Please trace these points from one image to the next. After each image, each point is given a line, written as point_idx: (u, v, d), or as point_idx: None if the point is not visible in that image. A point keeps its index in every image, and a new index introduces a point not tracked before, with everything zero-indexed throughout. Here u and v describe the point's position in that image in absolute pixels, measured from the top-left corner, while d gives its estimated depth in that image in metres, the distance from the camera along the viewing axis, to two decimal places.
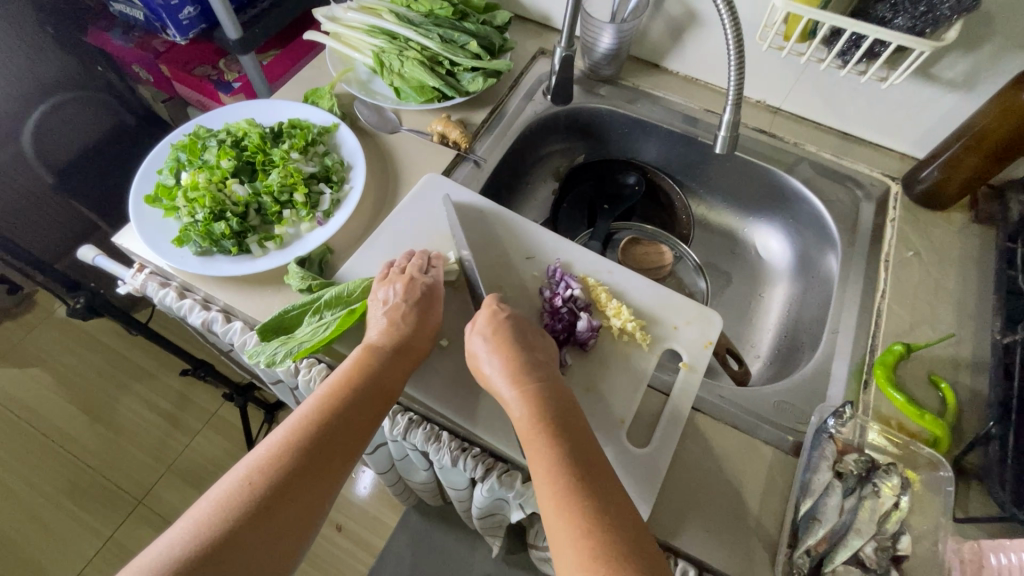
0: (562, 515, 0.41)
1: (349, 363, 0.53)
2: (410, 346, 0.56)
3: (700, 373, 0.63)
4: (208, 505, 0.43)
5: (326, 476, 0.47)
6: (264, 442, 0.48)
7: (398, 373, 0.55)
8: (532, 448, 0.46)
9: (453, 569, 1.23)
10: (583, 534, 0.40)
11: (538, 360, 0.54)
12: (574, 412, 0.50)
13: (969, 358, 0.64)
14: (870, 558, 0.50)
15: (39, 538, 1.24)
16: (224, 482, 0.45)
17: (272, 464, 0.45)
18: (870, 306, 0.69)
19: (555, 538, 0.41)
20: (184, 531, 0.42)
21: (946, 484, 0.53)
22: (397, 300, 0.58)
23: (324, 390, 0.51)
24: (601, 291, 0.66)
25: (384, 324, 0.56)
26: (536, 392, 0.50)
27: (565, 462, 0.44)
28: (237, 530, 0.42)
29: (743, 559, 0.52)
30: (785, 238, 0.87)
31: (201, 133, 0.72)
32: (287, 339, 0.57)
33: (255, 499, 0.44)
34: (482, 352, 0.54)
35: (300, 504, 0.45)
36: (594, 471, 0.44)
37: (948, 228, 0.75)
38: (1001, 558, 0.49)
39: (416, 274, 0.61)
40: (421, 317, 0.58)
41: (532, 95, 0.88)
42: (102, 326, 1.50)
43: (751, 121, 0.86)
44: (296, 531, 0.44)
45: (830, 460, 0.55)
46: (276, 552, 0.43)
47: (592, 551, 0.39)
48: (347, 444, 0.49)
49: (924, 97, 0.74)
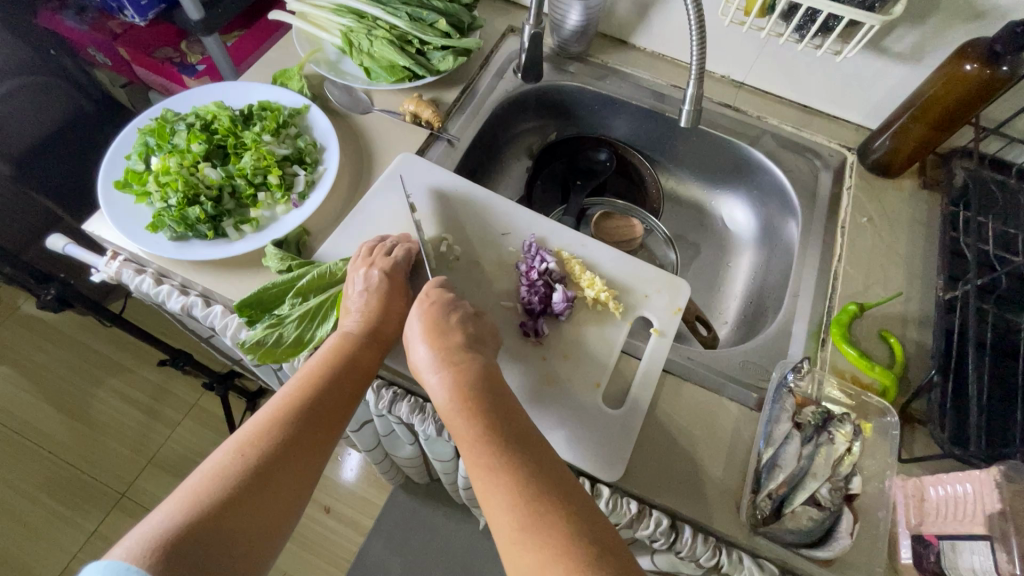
0: (495, 485, 0.43)
1: (326, 349, 0.55)
2: (386, 331, 0.58)
3: (670, 338, 0.66)
4: (202, 479, 0.44)
5: (314, 448, 0.49)
6: (249, 423, 0.49)
7: (374, 357, 0.57)
8: (455, 429, 0.48)
9: (442, 541, 1.27)
10: (511, 506, 0.42)
11: (461, 342, 0.54)
12: (503, 389, 0.51)
13: (915, 314, 0.69)
14: (824, 498, 0.54)
15: (19, 536, 1.23)
16: (214, 458, 0.46)
17: (261, 440, 0.47)
18: (827, 271, 0.73)
19: (491, 512, 0.43)
20: (177, 504, 0.42)
21: (892, 429, 0.58)
22: (374, 281, 0.60)
23: (302, 373, 0.53)
24: (575, 264, 0.68)
25: (360, 309, 0.58)
26: (458, 374, 0.51)
27: (490, 436, 0.46)
28: (232, 500, 0.43)
29: (712, 505, 0.57)
30: (749, 209, 0.91)
31: (167, 116, 0.71)
32: (272, 323, 0.58)
33: (245, 473, 0.45)
34: (413, 340, 0.55)
35: (291, 476, 0.47)
36: (529, 445, 0.47)
37: (898, 194, 0.79)
38: (939, 490, 0.54)
39: (377, 260, 0.62)
40: (394, 301, 0.60)
41: (502, 74, 0.88)
42: (70, 320, 1.47)
43: (715, 95, 0.89)
44: (287, 504, 0.46)
45: (789, 412, 0.58)
46: (272, 520, 0.44)
47: (518, 521, 0.41)
48: (329, 420, 0.51)
49: (877, 69, 0.78)
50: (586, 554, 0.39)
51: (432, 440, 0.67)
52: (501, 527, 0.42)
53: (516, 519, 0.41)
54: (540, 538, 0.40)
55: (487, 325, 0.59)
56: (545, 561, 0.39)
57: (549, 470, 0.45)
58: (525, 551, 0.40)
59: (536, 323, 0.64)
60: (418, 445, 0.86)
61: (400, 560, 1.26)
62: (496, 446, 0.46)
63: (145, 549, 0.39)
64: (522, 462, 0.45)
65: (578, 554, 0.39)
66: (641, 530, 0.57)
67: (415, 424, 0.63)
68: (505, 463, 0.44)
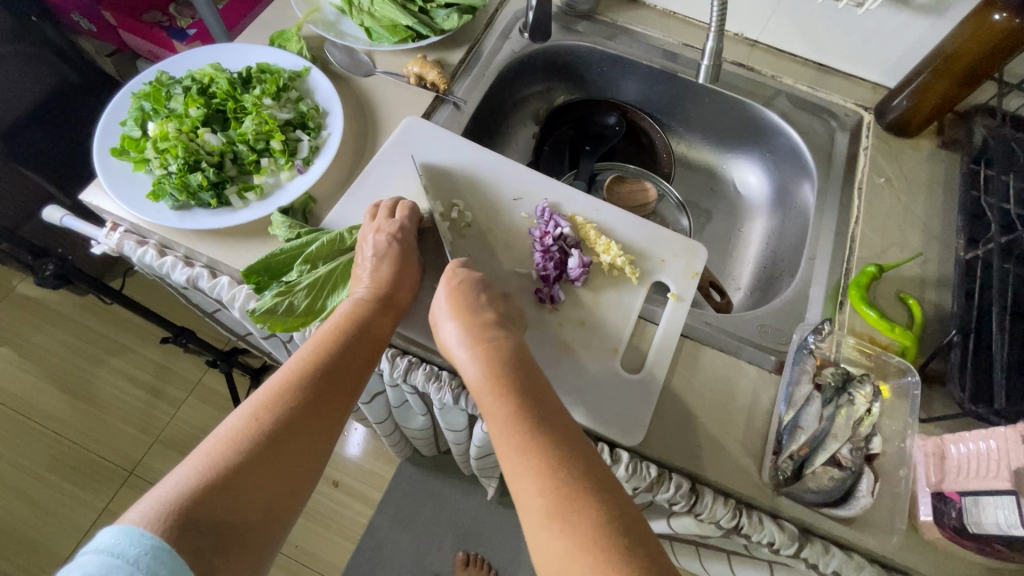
0: (520, 469, 0.42)
1: (338, 315, 0.54)
2: (398, 297, 0.57)
3: (687, 303, 0.65)
4: (215, 443, 0.43)
5: (329, 415, 0.48)
6: (263, 387, 0.48)
7: (387, 323, 0.55)
8: (486, 405, 0.47)
9: (451, 511, 1.29)
10: (539, 492, 0.41)
11: (490, 319, 0.53)
12: (531, 365, 0.50)
13: (934, 275, 0.68)
14: (845, 458, 0.53)
15: (29, 515, 1.23)
16: (228, 422, 0.45)
17: (276, 405, 0.46)
18: (845, 233, 0.72)
19: (519, 496, 0.42)
20: (193, 466, 0.41)
21: (912, 388, 0.58)
22: (383, 246, 0.58)
23: (316, 338, 0.51)
24: (590, 229, 0.66)
25: (371, 274, 0.56)
26: (488, 352, 0.50)
27: (519, 419, 0.45)
28: (245, 464, 0.42)
29: (732, 468, 0.56)
30: (762, 172, 0.89)
31: (163, 80, 0.68)
32: (281, 291, 0.56)
33: (261, 437, 0.44)
34: (439, 318, 0.54)
35: (306, 441, 0.46)
36: (560, 430, 0.45)
37: (916, 154, 0.77)
38: (960, 448, 0.53)
39: (383, 223, 0.60)
40: (405, 264, 0.58)
41: (508, 34, 0.85)
42: (67, 300, 1.45)
43: (730, 55, 0.86)
44: (303, 471, 0.45)
45: (810, 373, 0.58)
46: (286, 487, 0.43)
47: (547, 501, 0.40)
48: (344, 386, 0.49)
49: (898, 23, 0.75)
50: (615, 544, 0.38)
51: (446, 407, 0.67)
52: (530, 514, 0.41)
53: (547, 504, 0.40)
54: (569, 528, 0.39)
55: (514, 306, 0.58)
56: (575, 549, 0.38)
57: (581, 454, 0.43)
58: (552, 538, 0.39)
59: (552, 289, 0.63)
60: (429, 415, 0.86)
61: (409, 531, 1.27)
62: (526, 429, 0.44)
63: (161, 512, 0.38)
64: (554, 447, 0.43)
65: (611, 545, 0.38)
66: (660, 493, 0.57)
67: (431, 392, 0.63)
68: (534, 449, 0.43)
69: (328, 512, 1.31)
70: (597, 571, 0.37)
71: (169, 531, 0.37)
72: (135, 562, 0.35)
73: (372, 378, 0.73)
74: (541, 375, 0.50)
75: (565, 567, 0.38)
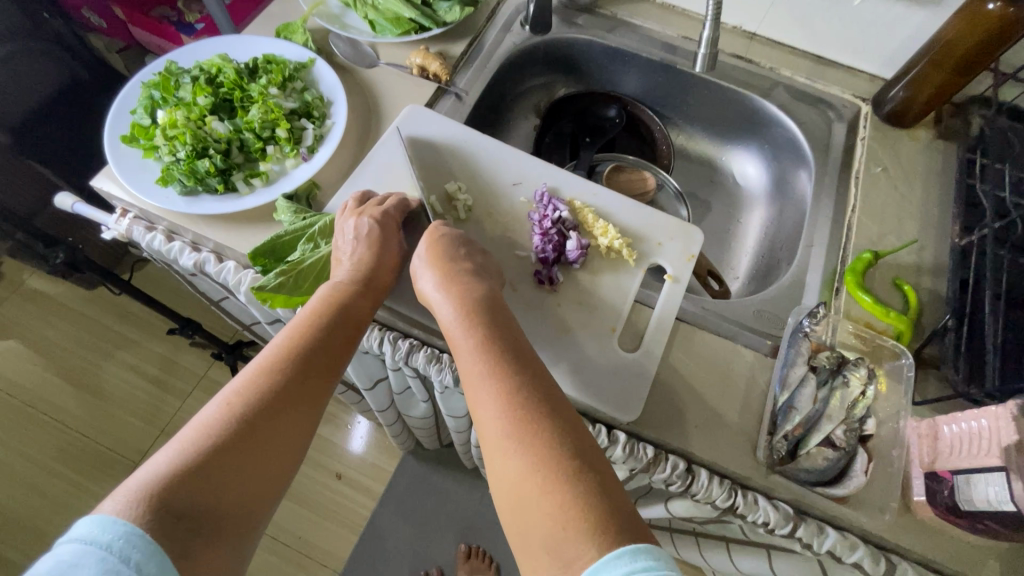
0: (482, 390, 0.44)
1: (316, 303, 0.54)
2: (376, 283, 0.58)
3: (684, 285, 0.66)
4: (192, 430, 0.42)
5: (307, 397, 0.48)
6: (241, 374, 0.47)
7: (366, 309, 0.56)
8: (455, 337, 0.49)
9: (452, 505, 1.30)
10: (498, 414, 0.42)
11: (468, 266, 0.56)
12: (502, 306, 0.52)
13: (930, 263, 0.69)
14: (840, 438, 0.54)
15: (37, 504, 1.25)
16: (205, 410, 0.44)
17: (256, 389, 0.46)
18: (841, 221, 0.73)
19: (478, 414, 0.44)
20: (169, 455, 0.40)
21: (907, 370, 0.59)
22: (364, 230, 0.59)
23: (293, 325, 0.52)
24: (588, 213, 0.68)
25: (350, 259, 0.58)
26: (460, 290, 0.52)
27: (486, 349, 0.46)
28: (224, 448, 0.42)
29: (727, 449, 0.57)
30: (760, 163, 0.90)
31: (172, 70, 0.70)
32: (285, 269, 0.58)
33: (240, 421, 0.43)
34: (419, 270, 0.56)
35: (284, 421, 0.45)
36: (524, 358, 0.47)
37: (913, 144, 0.78)
38: (953, 427, 0.53)
39: (368, 210, 0.61)
40: (386, 249, 0.59)
41: (509, 27, 0.86)
42: (75, 294, 1.47)
43: (727, 47, 0.87)
44: (284, 451, 0.45)
45: (805, 355, 0.59)
46: (264, 467, 0.43)
47: (503, 416, 0.42)
48: (322, 368, 0.50)
49: (895, 14, 0.76)
50: (564, 456, 0.39)
51: (448, 389, 0.68)
52: (489, 435, 0.42)
53: (502, 425, 0.41)
54: (522, 447, 0.40)
55: (493, 264, 0.60)
56: (525, 467, 0.39)
57: (542, 384, 0.44)
58: (504, 450, 0.40)
59: (550, 271, 0.64)
60: (431, 402, 0.87)
61: (411, 524, 1.28)
62: (489, 354, 0.46)
63: (138, 497, 0.37)
64: (516, 375, 0.44)
65: (558, 462, 0.39)
66: (657, 474, 0.59)
67: (431, 374, 0.64)
68: (494, 376, 0.44)
69: (332, 504, 1.32)
70: (542, 478, 0.38)
71: (149, 517, 0.36)
72: (110, 548, 0.34)
73: (374, 362, 0.74)
74: (511, 315, 0.52)
75: (517, 476, 0.39)
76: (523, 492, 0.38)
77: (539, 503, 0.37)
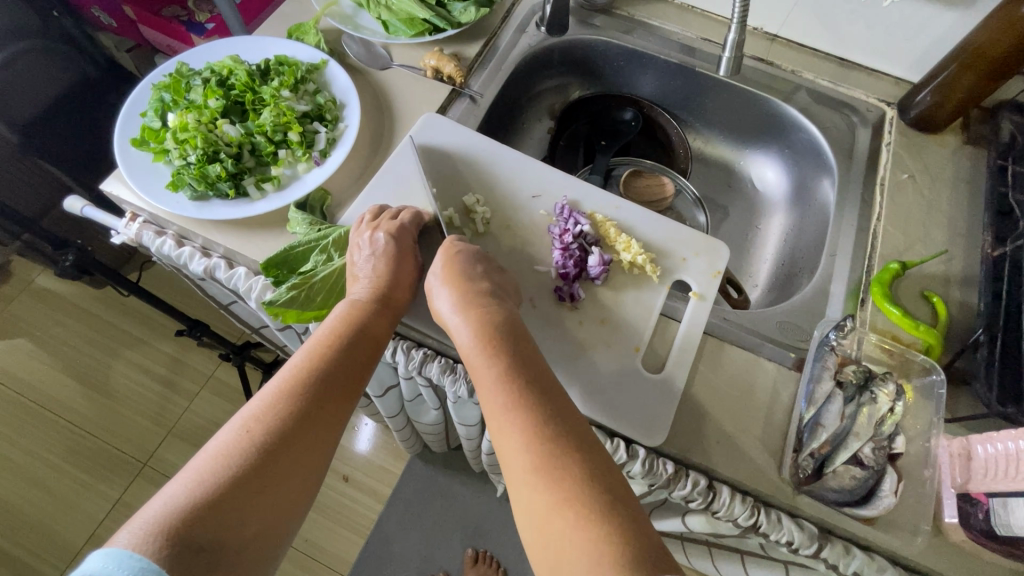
0: (509, 429, 0.42)
1: (334, 319, 0.52)
2: (396, 298, 0.56)
3: (709, 302, 0.64)
4: (208, 457, 0.41)
5: (326, 423, 0.46)
6: (258, 396, 0.46)
7: (385, 325, 0.54)
8: (476, 368, 0.47)
9: (460, 510, 1.29)
10: (523, 449, 0.41)
11: (484, 287, 0.54)
12: (524, 333, 0.50)
13: (959, 273, 0.66)
14: (867, 457, 0.53)
15: (45, 504, 1.25)
16: (221, 434, 0.43)
17: (275, 414, 0.44)
18: (866, 229, 0.71)
19: (504, 453, 0.42)
20: (185, 482, 0.39)
21: (939, 387, 0.57)
22: (381, 245, 0.57)
23: (311, 343, 0.50)
24: (610, 227, 0.66)
25: (368, 274, 0.56)
26: (479, 315, 0.50)
27: (507, 376, 0.45)
28: (240, 478, 0.40)
29: (750, 467, 0.55)
30: (781, 168, 0.88)
31: (183, 72, 0.69)
32: (297, 283, 0.57)
33: (257, 448, 0.42)
34: (434, 288, 0.55)
35: (303, 450, 0.44)
36: (550, 393, 0.45)
37: (940, 150, 0.76)
38: (988, 448, 0.51)
39: (382, 223, 0.60)
40: (402, 263, 0.57)
41: (524, 28, 0.85)
42: (83, 293, 1.46)
43: (749, 49, 0.85)
44: (302, 481, 0.43)
45: (831, 370, 0.57)
46: (281, 500, 0.42)
47: (532, 459, 0.40)
48: (341, 390, 0.48)
49: (924, 16, 0.74)
50: (598, 503, 0.37)
51: (461, 399, 0.66)
52: (514, 470, 0.40)
53: (529, 460, 0.40)
54: (554, 483, 0.38)
55: (510, 281, 0.58)
56: (560, 506, 0.37)
57: (564, 415, 0.43)
58: (536, 494, 0.39)
59: (571, 288, 0.63)
60: (441, 409, 0.86)
61: (418, 528, 1.27)
62: (513, 387, 0.44)
63: (154, 531, 0.36)
64: (542, 412, 0.43)
65: (592, 504, 0.37)
66: (677, 491, 0.57)
67: (446, 385, 0.62)
68: (518, 405, 0.43)
69: (338, 508, 1.31)
70: (580, 525, 0.36)
71: (165, 552, 0.35)
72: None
73: (386, 370, 0.73)
74: (533, 343, 0.50)
75: (551, 523, 0.37)
76: (557, 533, 0.37)
77: (575, 543, 0.36)
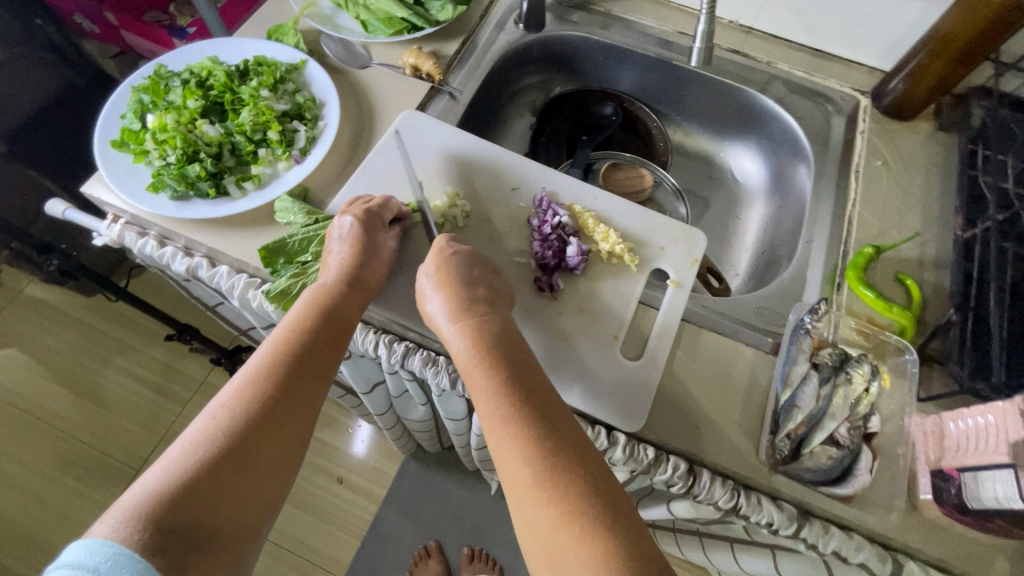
0: (508, 442, 0.43)
1: (303, 303, 0.53)
2: (365, 279, 0.57)
3: (687, 289, 0.65)
4: (181, 449, 0.41)
5: (299, 410, 0.46)
6: (230, 386, 0.46)
7: (355, 307, 0.55)
8: (471, 375, 0.47)
9: (454, 508, 1.29)
10: (525, 464, 0.41)
11: (479, 295, 0.54)
12: (514, 338, 0.51)
13: (932, 256, 0.67)
14: (843, 437, 0.53)
15: (39, 514, 1.24)
16: (193, 427, 0.43)
17: (246, 399, 0.45)
18: (842, 215, 0.72)
19: (504, 466, 0.42)
20: (158, 473, 0.40)
21: (911, 366, 0.58)
22: (347, 229, 0.58)
23: (280, 330, 0.50)
24: (588, 217, 0.67)
25: (340, 261, 0.57)
26: (473, 325, 0.50)
27: (504, 388, 0.46)
28: (212, 468, 0.40)
29: (729, 451, 0.56)
30: (759, 159, 0.89)
31: (162, 74, 0.69)
32: (296, 273, 0.59)
33: (230, 435, 0.42)
34: (427, 290, 0.55)
35: (275, 438, 0.44)
36: (545, 404, 0.45)
37: (914, 137, 0.77)
38: (959, 424, 0.52)
39: (355, 208, 0.60)
40: (372, 247, 0.58)
41: (503, 25, 0.86)
42: (73, 302, 1.46)
43: (724, 42, 0.86)
44: (277, 462, 0.44)
45: (807, 352, 0.58)
46: (255, 487, 0.42)
47: (534, 474, 0.41)
48: (314, 375, 0.49)
49: (893, 6, 0.75)
50: (598, 513, 0.38)
51: (446, 392, 0.67)
52: (515, 484, 0.41)
53: (532, 476, 0.41)
54: (555, 498, 0.39)
55: (504, 284, 0.58)
56: (559, 519, 0.38)
57: (560, 422, 0.44)
58: (537, 507, 0.40)
59: (550, 278, 0.63)
60: (429, 405, 0.86)
61: (413, 527, 1.27)
62: (512, 399, 0.45)
63: (129, 519, 0.36)
64: (538, 424, 0.43)
65: (594, 515, 0.38)
66: (659, 475, 0.57)
67: (428, 377, 0.63)
68: (517, 418, 0.43)
69: (332, 509, 1.30)
70: (583, 539, 0.37)
71: (140, 536, 0.36)
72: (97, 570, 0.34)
73: (371, 365, 0.73)
74: (525, 349, 0.50)
75: (553, 537, 0.38)
76: (557, 549, 0.38)
77: (578, 554, 0.37)
